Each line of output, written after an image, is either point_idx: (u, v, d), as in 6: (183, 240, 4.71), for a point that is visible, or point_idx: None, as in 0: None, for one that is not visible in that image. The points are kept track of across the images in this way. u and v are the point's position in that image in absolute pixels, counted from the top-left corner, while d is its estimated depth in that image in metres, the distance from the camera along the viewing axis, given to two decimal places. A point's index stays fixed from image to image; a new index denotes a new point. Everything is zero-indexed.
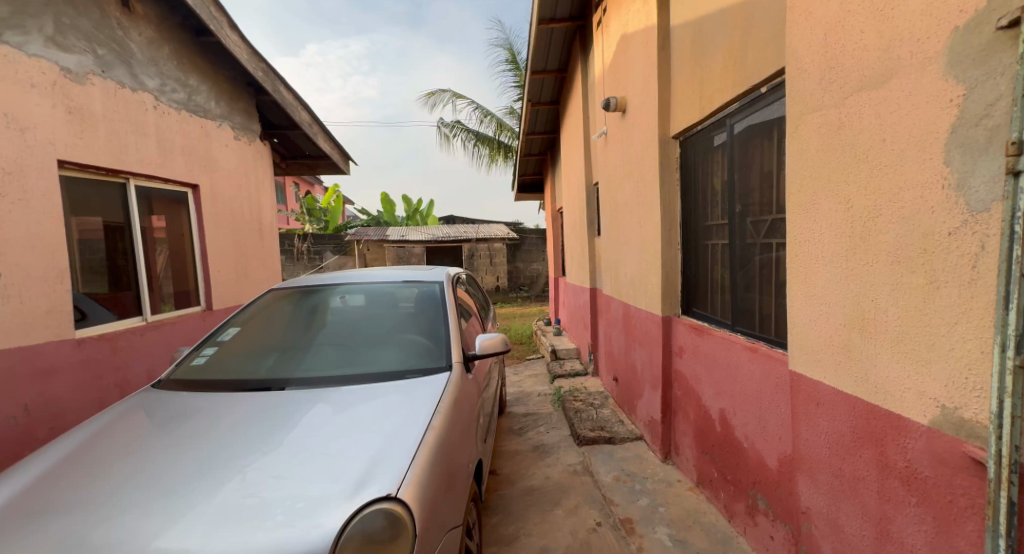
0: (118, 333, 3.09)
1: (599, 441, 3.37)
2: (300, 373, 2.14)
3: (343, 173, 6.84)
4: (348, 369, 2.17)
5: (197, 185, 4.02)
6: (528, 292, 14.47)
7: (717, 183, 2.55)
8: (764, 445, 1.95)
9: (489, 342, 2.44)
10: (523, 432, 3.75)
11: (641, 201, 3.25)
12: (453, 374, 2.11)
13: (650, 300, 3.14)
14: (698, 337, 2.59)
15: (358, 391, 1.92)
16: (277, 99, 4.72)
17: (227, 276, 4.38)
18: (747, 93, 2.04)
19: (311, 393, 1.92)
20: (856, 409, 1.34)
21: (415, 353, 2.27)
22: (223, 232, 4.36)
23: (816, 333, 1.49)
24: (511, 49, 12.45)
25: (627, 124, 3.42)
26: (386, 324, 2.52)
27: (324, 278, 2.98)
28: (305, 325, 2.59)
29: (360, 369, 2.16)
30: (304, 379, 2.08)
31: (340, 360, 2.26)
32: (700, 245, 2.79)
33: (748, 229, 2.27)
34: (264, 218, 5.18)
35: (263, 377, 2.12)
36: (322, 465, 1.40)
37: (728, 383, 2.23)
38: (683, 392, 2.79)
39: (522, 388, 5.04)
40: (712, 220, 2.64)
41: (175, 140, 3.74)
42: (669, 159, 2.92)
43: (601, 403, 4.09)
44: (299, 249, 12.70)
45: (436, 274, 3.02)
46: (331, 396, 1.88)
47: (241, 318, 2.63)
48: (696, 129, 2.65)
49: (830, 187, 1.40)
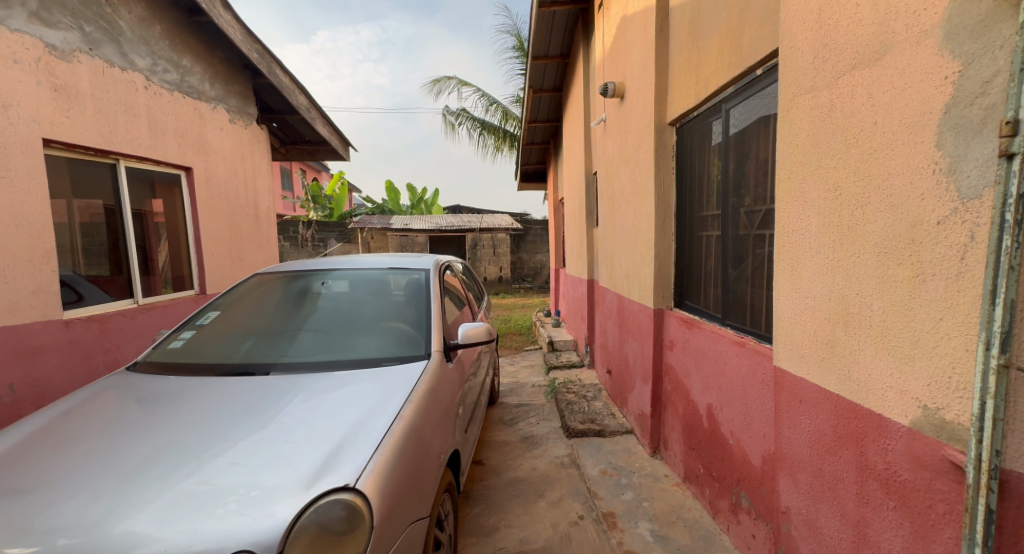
0: (108, 315, 3.10)
1: (588, 433, 3.34)
2: (278, 358, 2.12)
3: (343, 159, 6.82)
4: (325, 355, 2.14)
5: (190, 168, 3.99)
6: (531, 283, 14.44)
7: (713, 173, 2.47)
8: (748, 442, 1.90)
9: (473, 331, 2.38)
10: (513, 423, 3.73)
11: (636, 190, 3.17)
12: (431, 363, 2.07)
13: (643, 292, 3.08)
14: (688, 330, 2.53)
15: (333, 378, 1.89)
16: (273, 82, 4.67)
17: (222, 260, 4.37)
18: (742, 75, 1.95)
19: (286, 380, 1.89)
20: (837, 407, 1.28)
21: (395, 341, 2.24)
22: (218, 217, 4.35)
23: (800, 327, 1.42)
24: (518, 37, 12.27)
25: (625, 110, 3.33)
26: (369, 311, 2.49)
27: (310, 263, 2.94)
28: (287, 310, 2.56)
29: (338, 356, 2.13)
30: (281, 364, 2.06)
31: (320, 346, 2.23)
32: (693, 237, 2.71)
33: (742, 220, 2.20)
34: (260, 203, 5.16)
35: (240, 361, 2.10)
36: (283, 452, 1.38)
37: (716, 377, 2.18)
38: (673, 386, 2.73)
39: (516, 379, 5.01)
40: (707, 211, 2.56)
41: (167, 121, 3.71)
42: (665, 146, 2.82)
43: (594, 395, 4.04)
44: (304, 236, 12.78)
45: (424, 262, 2.97)
46: (305, 383, 1.85)
47: (224, 302, 2.61)
48: (693, 115, 2.56)
49: (820, 173, 1.31)
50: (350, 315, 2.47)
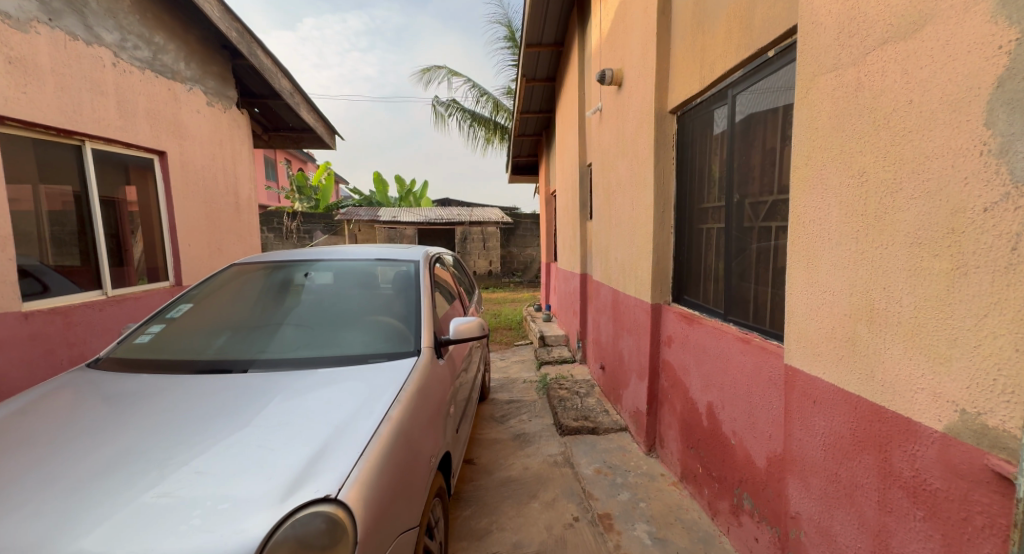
0: (72, 308, 2.92)
1: (582, 431, 3.26)
2: (256, 354, 1.98)
3: (329, 147, 6.61)
4: (307, 352, 2.01)
5: (164, 152, 3.79)
6: (521, 277, 14.35)
7: (716, 164, 2.38)
8: (752, 442, 1.82)
9: (465, 326, 2.27)
10: (504, 420, 3.63)
11: (634, 181, 3.07)
12: (421, 360, 1.95)
13: (640, 286, 2.99)
14: (687, 326, 2.45)
15: (314, 376, 1.76)
16: (254, 64, 4.47)
17: (199, 250, 4.17)
18: (752, 58, 1.86)
19: (263, 379, 1.76)
20: (858, 409, 1.20)
21: (382, 336, 2.12)
22: (195, 204, 4.14)
23: (816, 324, 1.33)
24: (510, 26, 12.07)
25: (622, 98, 3.23)
26: (355, 305, 2.35)
27: (293, 253, 2.79)
28: (267, 303, 2.41)
29: (321, 352, 2.00)
30: (259, 361, 1.92)
31: (301, 342, 2.09)
32: (693, 229, 2.63)
33: (746, 212, 2.12)
34: (241, 191, 4.95)
35: (213, 358, 1.95)
36: (256, 459, 1.25)
37: (717, 375, 2.10)
38: (670, 383, 2.65)
39: (507, 375, 4.91)
40: (708, 202, 2.48)
41: (137, 101, 3.51)
42: (665, 135, 2.73)
43: (587, 391, 3.96)
44: (289, 228, 12.43)
45: (413, 253, 2.84)
46: (284, 382, 1.72)
47: (198, 295, 2.45)
48: (695, 103, 2.47)
49: (842, 158, 1.22)
50: (334, 309, 2.33)
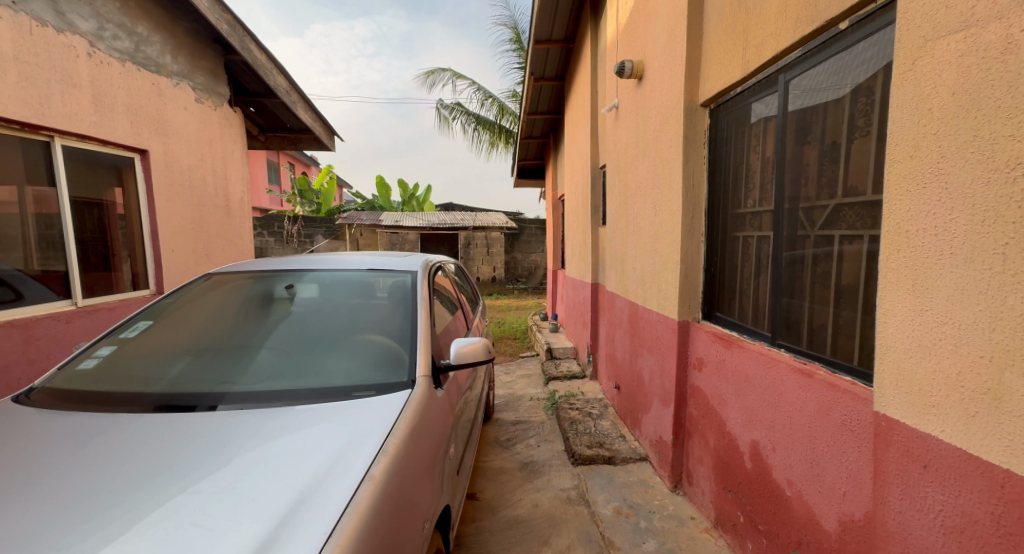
0: (35, 320, 2.67)
1: (596, 460, 2.93)
2: (216, 386, 1.67)
3: (327, 149, 6.37)
4: (280, 383, 1.70)
5: (146, 150, 3.50)
6: (525, 284, 14.03)
7: (760, 163, 2.07)
8: (816, 498, 1.51)
9: (469, 348, 1.96)
10: (510, 445, 3.32)
11: (656, 184, 2.77)
12: (416, 392, 1.64)
13: (663, 300, 2.67)
14: (723, 349, 2.14)
15: (288, 417, 1.45)
16: (247, 58, 4.23)
17: (184, 257, 3.88)
18: (816, 33, 1.57)
19: (222, 420, 1.45)
20: (1006, 490, 0.88)
21: (371, 362, 1.82)
22: (180, 207, 3.86)
23: (930, 365, 1.01)
24: (516, 29, 11.88)
25: (642, 92, 2.94)
26: (341, 324, 2.06)
27: (273, 263, 2.51)
28: (242, 322, 2.13)
29: (296, 384, 1.69)
30: (223, 395, 1.61)
31: (275, 369, 1.80)
32: (729, 238, 2.32)
33: (799, 218, 1.81)
34: (232, 194, 4.67)
35: (167, 389, 1.65)
36: (190, 545, 0.96)
37: (764, 410, 1.79)
38: (702, 412, 2.33)
39: (512, 391, 4.60)
40: (749, 207, 2.17)
41: (117, 96, 3.23)
42: (695, 131, 2.43)
43: (600, 413, 3.63)
44: (290, 232, 12.14)
45: (411, 261, 2.54)
46: (251, 425, 1.41)
47: (163, 309, 2.16)
48: (735, 92, 2.17)
49: (978, 145, 0.91)
50: (318, 329, 2.04)
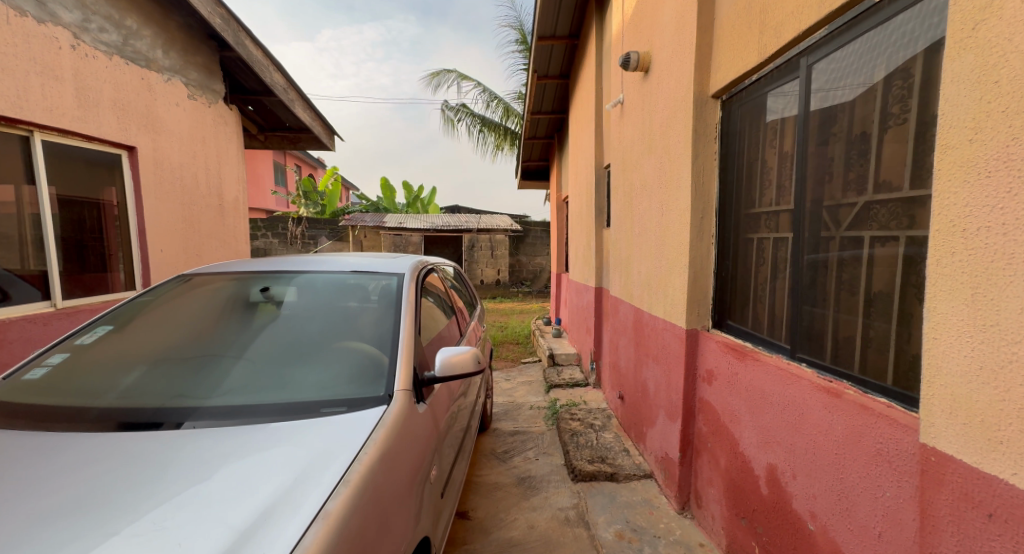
0: (10, 322, 2.55)
1: (598, 477, 2.75)
2: (171, 400, 1.52)
3: (327, 149, 6.26)
4: (242, 396, 1.55)
5: (133, 147, 3.38)
6: (530, 287, 13.84)
7: (778, 159, 1.90)
8: (845, 535, 1.33)
9: (457, 358, 1.79)
10: (507, 458, 3.14)
11: (663, 182, 2.60)
12: (394, 410, 1.48)
13: (670, 307, 2.50)
14: (735, 361, 1.96)
15: (252, 438, 1.30)
16: (242, 54, 4.12)
17: (174, 257, 3.76)
18: (847, 7, 1.40)
19: (174, 442, 1.30)
20: None
21: (347, 374, 1.67)
22: (170, 206, 3.75)
23: (994, 394, 0.84)
24: (521, 30, 11.77)
25: (649, 86, 2.78)
26: (318, 332, 1.91)
27: (253, 264, 2.38)
28: (213, 328, 2.00)
29: (261, 398, 1.54)
30: (179, 411, 1.46)
31: (238, 381, 1.65)
32: (741, 240, 2.15)
33: (823, 218, 1.62)
34: (226, 193, 4.55)
35: (116, 402, 1.51)
36: None
37: (782, 431, 1.61)
38: (712, 429, 2.15)
39: (512, 399, 4.42)
40: (764, 207, 2.00)
41: (103, 90, 3.11)
42: (706, 124, 2.25)
43: (603, 425, 3.45)
44: (293, 233, 12.07)
45: (400, 263, 2.38)
46: (210, 447, 1.27)
47: (129, 314, 2.04)
48: (749, 81, 2.00)
49: None
50: (293, 338, 1.89)
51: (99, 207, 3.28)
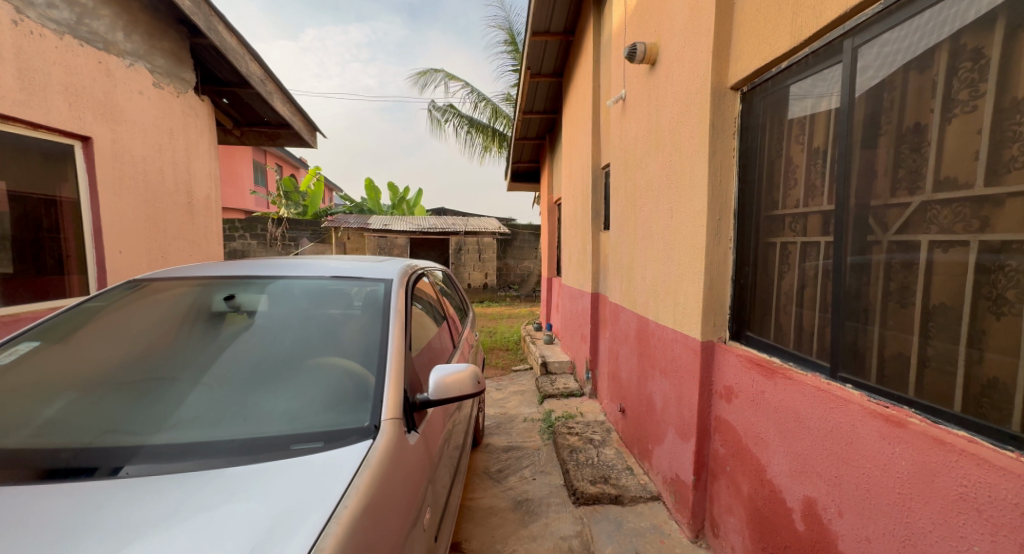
0: None
1: (601, 500, 2.54)
2: (99, 437, 1.26)
3: (308, 146, 5.96)
4: (192, 431, 1.29)
5: (88, 137, 3.06)
6: (518, 291, 13.62)
7: (808, 155, 1.73)
8: None
9: (453, 378, 1.56)
10: (501, 477, 2.92)
11: (673, 181, 2.42)
12: (380, 445, 1.24)
13: (681, 316, 2.31)
14: (760, 378, 1.78)
15: (201, 489, 1.06)
16: (215, 41, 3.82)
17: (136, 260, 3.44)
18: None
19: (99, 496, 1.04)
20: None
21: (324, 399, 1.42)
22: (132, 203, 3.42)
23: None
24: (510, 31, 11.60)
25: (657, 78, 2.59)
26: (291, 349, 1.66)
27: (217, 267, 2.11)
28: (165, 344, 1.74)
29: (216, 432, 1.28)
30: (110, 452, 1.20)
31: (189, 410, 1.39)
32: (762, 245, 1.97)
33: (869, 221, 1.44)
34: (197, 191, 4.24)
35: (32, 440, 1.25)
36: None
37: (825, 461, 1.42)
38: (732, 451, 1.96)
39: (504, 410, 4.20)
40: (789, 209, 1.82)
41: (51, 73, 2.79)
42: (724, 118, 2.07)
43: (602, 439, 3.24)
44: (273, 235, 11.64)
45: (387, 267, 2.13)
46: (147, 503, 1.01)
47: (65, 327, 1.76)
48: (774, 71, 1.82)
49: None
50: (260, 356, 1.63)
51: (56, 206, 2.98)
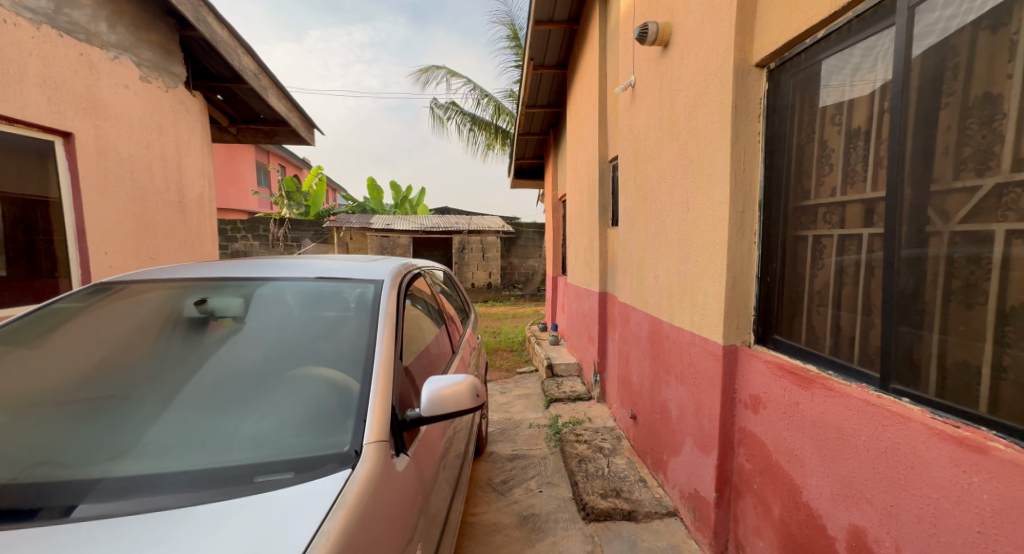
0: None
1: (614, 516, 2.36)
2: (32, 469, 1.10)
3: (306, 143, 5.81)
4: (138, 462, 1.12)
5: (70, 133, 2.91)
6: (522, 290, 13.44)
7: (847, 136, 1.53)
8: None
9: (449, 393, 1.38)
10: (506, 490, 2.74)
11: (689, 171, 2.23)
12: (363, 472, 1.06)
13: (700, 317, 2.12)
14: (794, 389, 1.59)
15: (145, 534, 0.89)
16: (205, 33, 3.66)
17: (123, 262, 3.29)
18: None
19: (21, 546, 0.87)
20: None
21: (298, 420, 1.25)
22: (120, 203, 3.28)
23: None
24: (512, 26, 11.41)
25: (671, 61, 2.40)
26: (266, 361, 1.49)
27: (194, 268, 1.95)
28: (126, 354, 1.58)
29: (165, 463, 1.11)
30: (42, 489, 1.04)
31: (140, 436, 1.22)
32: (791, 239, 1.77)
33: (927, 209, 1.24)
34: (189, 190, 4.09)
35: None
36: None
37: (880, 487, 1.25)
38: (761, 468, 1.77)
39: (509, 415, 4.02)
40: (824, 197, 1.62)
41: (28, 64, 2.64)
42: (748, 100, 1.88)
43: (613, 448, 3.06)
44: (276, 236, 11.55)
45: (378, 267, 1.95)
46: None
47: (19, 336, 1.61)
48: (807, 42, 1.62)
49: None
50: (231, 370, 1.47)
51: (46, 206, 2.85)
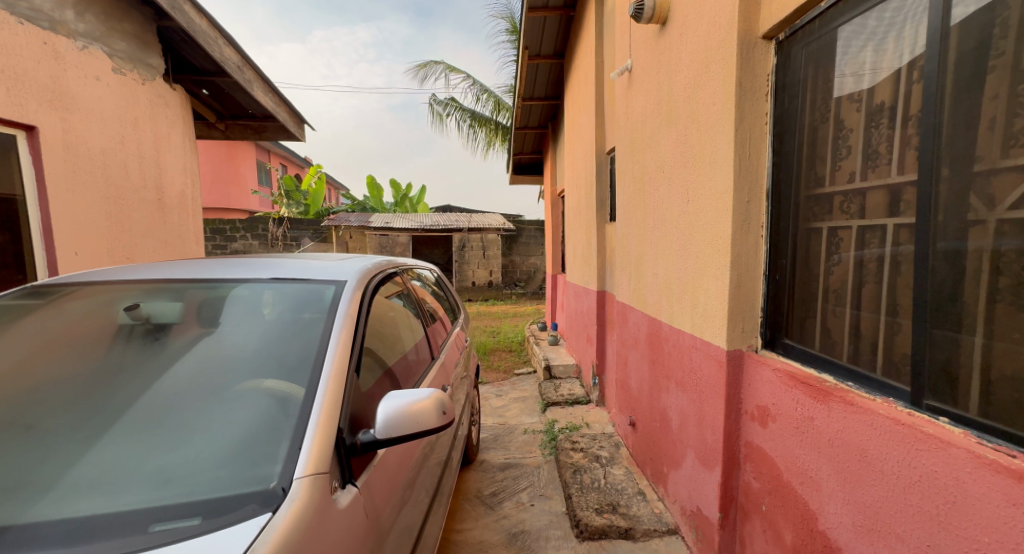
0: None
1: (609, 534, 2.17)
2: None
3: (297, 138, 5.66)
4: (13, 506, 0.95)
5: (33, 127, 2.75)
6: (524, 288, 13.26)
7: (867, 113, 1.34)
8: None
9: (410, 412, 1.20)
10: (495, 503, 2.57)
11: (689, 159, 2.04)
12: (289, 516, 0.89)
13: (701, 319, 1.93)
14: (808, 401, 1.40)
15: None
16: (181, 22, 3.50)
17: (96, 262, 3.14)
18: None
19: None
20: None
21: (222, 446, 1.08)
22: (91, 200, 3.13)
23: None
24: (512, 19, 11.19)
25: (669, 40, 2.21)
26: (201, 373, 1.32)
27: (138, 269, 1.78)
28: (48, 364, 1.42)
29: (47, 506, 0.93)
30: None
31: (38, 468, 1.05)
32: (803, 231, 1.58)
33: (966, 194, 1.04)
34: (169, 188, 3.94)
35: None
36: None
37: (915, 522, 1.06)
38: (771, 488, 1.59)
39: (503, 420, 3.85)
40: (841, 184, 1.43)
41: None
42: (753, 78, 1.69)
43: (610, 457, 2.87)
44: (274, 235, 11.43)
45: (345, 266, 1.78)
46: None
47: None
48: (821, 7, 1.42)
49: None
50: (162, 385, 1.29)
51: (11, 203, 2.69)
